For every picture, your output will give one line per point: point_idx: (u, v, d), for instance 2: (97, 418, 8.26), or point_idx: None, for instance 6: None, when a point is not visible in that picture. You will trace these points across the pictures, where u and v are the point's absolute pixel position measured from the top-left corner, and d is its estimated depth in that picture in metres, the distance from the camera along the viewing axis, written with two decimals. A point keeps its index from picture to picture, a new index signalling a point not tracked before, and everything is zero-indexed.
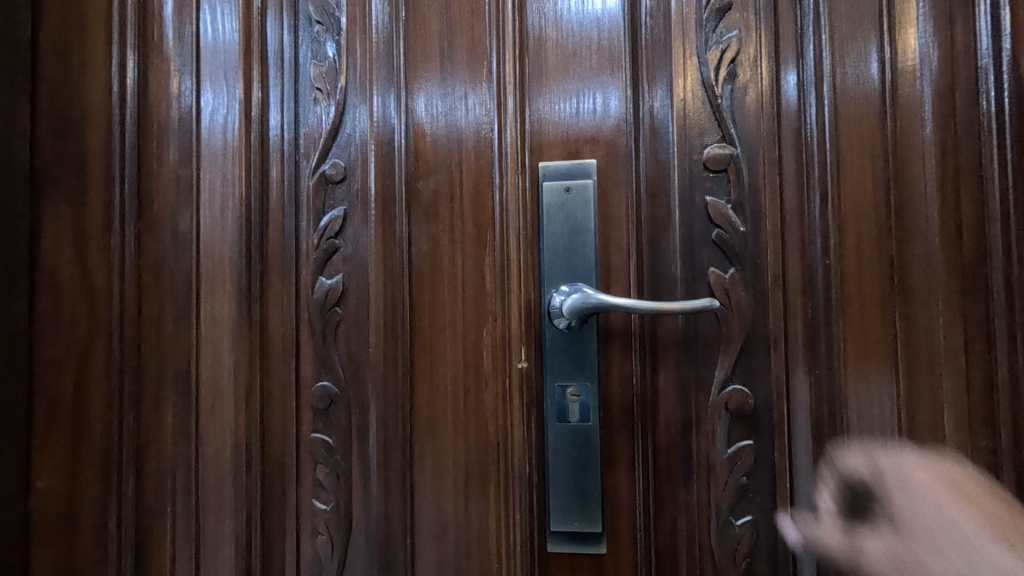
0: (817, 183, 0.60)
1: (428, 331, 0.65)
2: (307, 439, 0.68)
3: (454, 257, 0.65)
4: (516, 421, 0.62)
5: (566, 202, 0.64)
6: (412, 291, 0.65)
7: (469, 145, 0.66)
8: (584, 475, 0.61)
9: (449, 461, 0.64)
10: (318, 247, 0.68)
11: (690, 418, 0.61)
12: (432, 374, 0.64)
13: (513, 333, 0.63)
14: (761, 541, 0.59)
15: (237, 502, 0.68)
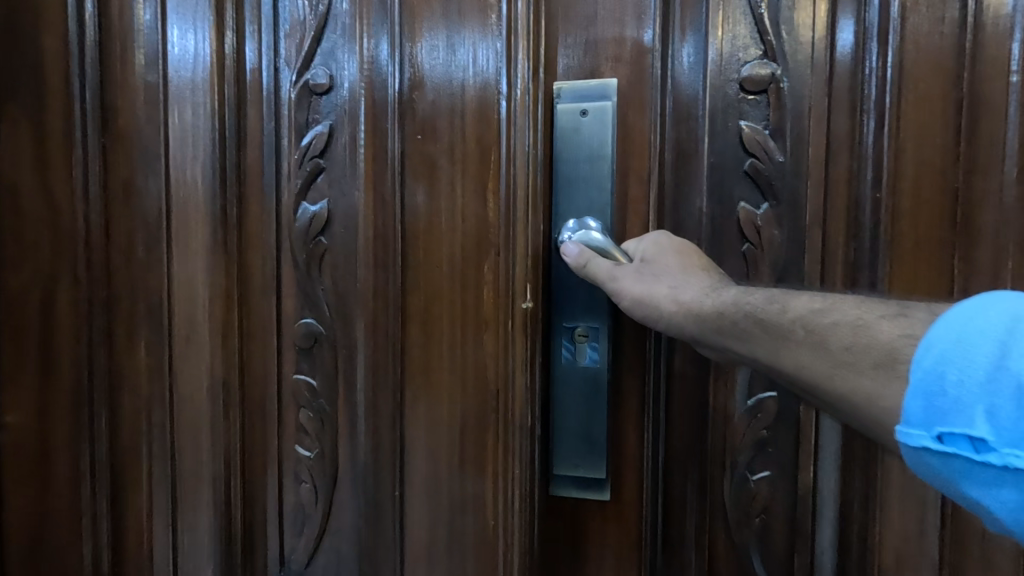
0: (875, 106, 0.52)
1: (423, 266, 0.58)
2: (290, 380, 0.62)
3: (453, 181, 0.56)
4: (517, 369, 0.55)
5: (581, 127, 0.56)
6: (405, 218, 0.58)
7: (472, 92, 0.56)
8: (590, 420, 0.57)
9: (443, 409, 0.58)
10: (301, 168, 0.60)
11: (710, 366, 0.54)
12: (426, 313, 0.58)
13: (516, 271, 0.55)
14: (780, 499, 0.53)
15: (214, 446, 0.63)
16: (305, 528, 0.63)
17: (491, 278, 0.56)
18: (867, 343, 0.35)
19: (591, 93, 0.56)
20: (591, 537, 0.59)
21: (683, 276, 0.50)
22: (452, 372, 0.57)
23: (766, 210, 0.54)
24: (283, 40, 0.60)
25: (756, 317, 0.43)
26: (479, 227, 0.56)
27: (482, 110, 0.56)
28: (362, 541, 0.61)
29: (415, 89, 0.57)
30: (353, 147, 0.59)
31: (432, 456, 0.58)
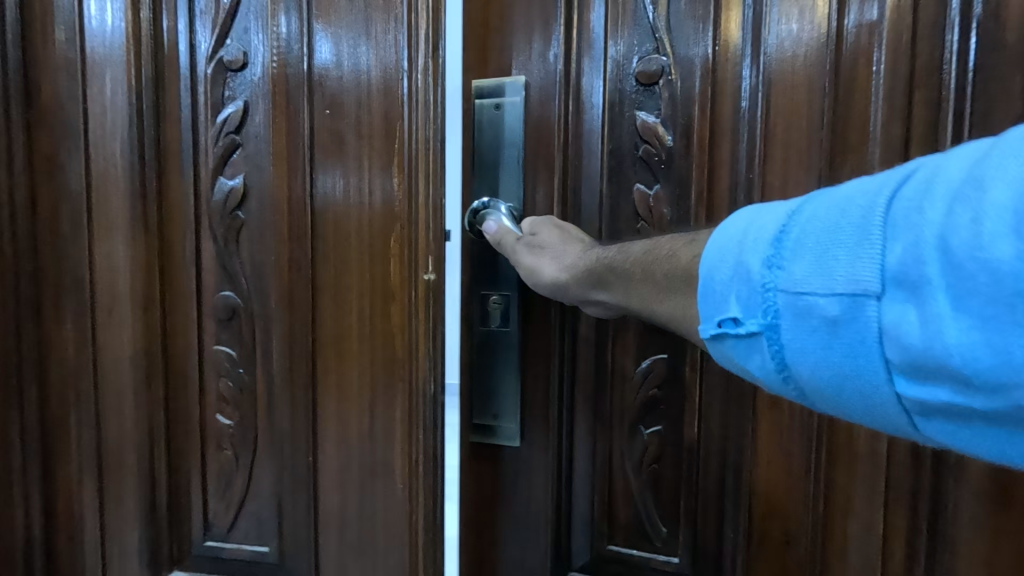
0: (751, 96, 0.56)
1: (335, 239, 0.60)
2: (210, 352, 0.64)
3: (360, 156, 0.58)
4: (421, 337, 0.57)
5: (495, 120, 0.60)
6: (314, 192, 0.60)
7: (377, 79, 0.57)
8: (503, 378, 0.62)
9: (354, 377, 0.60)
10: (216, 143, 0.62)
11: (608, 335, 0.60)
12: (336, 284, 0.60)
13: (421, 243, 0.57)
14: (669, 449, 0.60)
15: (139, 415, 0.65)
16: (229, 494, 0.65)
17: (399, 248, 0.58)
18: (675, 271, 0.46)
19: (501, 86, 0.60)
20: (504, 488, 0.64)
21: (565, 245, 0.56)
22: (365, 341, 0.60)
23: (657, 190, 0.59)
24: (199, 16, 0.61)
25: (618, 270, 0.52)
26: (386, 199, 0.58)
27: (389, 85, 0.57)
28: (281, 505, 0.63)
29: (324, 62, 0.59)
30: (267, 123, 0.61)
31: (347, 422, 0.61)
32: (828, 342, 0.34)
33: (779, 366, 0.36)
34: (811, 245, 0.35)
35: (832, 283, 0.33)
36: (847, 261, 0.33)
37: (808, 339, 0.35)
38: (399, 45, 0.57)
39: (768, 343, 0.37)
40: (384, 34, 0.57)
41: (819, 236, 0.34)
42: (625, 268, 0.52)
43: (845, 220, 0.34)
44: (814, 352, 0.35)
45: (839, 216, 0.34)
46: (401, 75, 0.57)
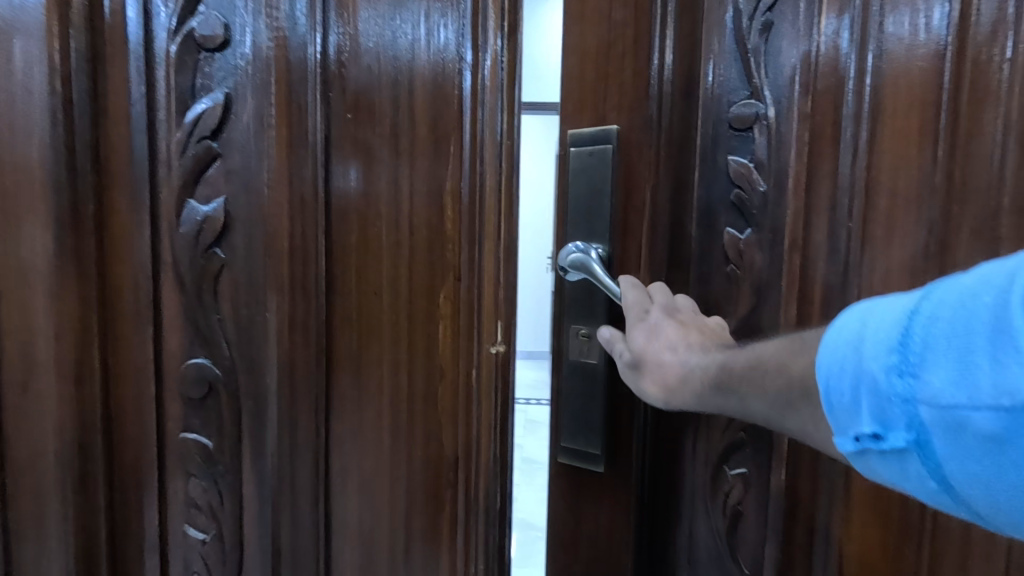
0: (863, 131, 0.40)
1: (355, 292, 0.43)
2: (176, 440, 0.46)
3: (400, 180, 0.42)
4: (482, 432, 0.42)
5: (586, 170, 0.48)
6: (331, 228, 0.43)
7: (425, 69, 0.41)
8: (587, 414, 0.50)
9: (384, 480, 0.44)
10: (185, 151, 0.44)
11: None
12: (360, 355, 0.44)
13: (485, 300, 0.42)
14: (764, 501, 0.45)
15: (65, 532, 0.45)
16: None
17: (451, 304, 0.42)
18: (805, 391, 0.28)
19: (589, 130, 0.48)
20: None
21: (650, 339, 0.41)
22: (398, 429, 0.44)
23: (749, 236, 0.45)
24: None
25: (722, 383, 0.34)
26: (433, 240, 0.42)
27: (445, 83, 0.41)
28: None
29: (343, 47, 0.42)
30: (256, 127, 0.43)
31: (371, 537, 0.45)
32: (999, 466, 0.20)
33: (947, 492, 0.22)
34: (941, 348, 0.21)
35: (979, 394, 0.20)
36: (994, 372, 0.20)
37: (977, 460, 0.20)
38: (456, 27, 0.41)
39: (923, 464, 0.22)
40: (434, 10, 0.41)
41: (953, 333, 0.21)
42: (728, 380, 0.34)
43: (978, 319, 0.20)
44: (994, 477, 0.20)
45: (971, 309, 0.21)
46: (461, 70, 0.41)
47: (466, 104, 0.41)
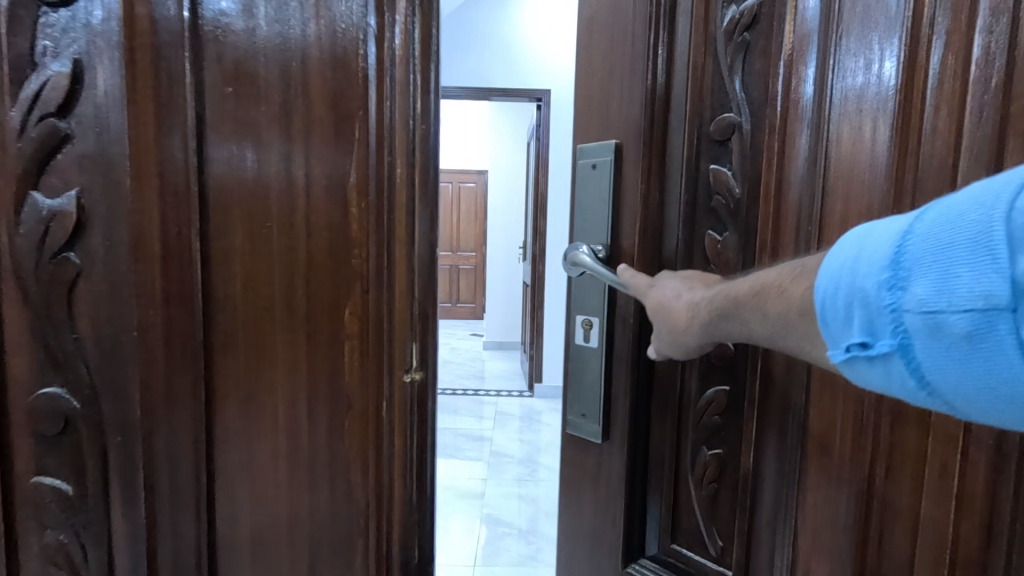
0: (801, 141, 0.36)
1: (246, 303, 0.36)
2: (27, 487, 0.38)
3: (293, 173, 0.35)
4: (398, 468, 0.37)
5: (588, 180, 0.45)
6: (206, 230, 0.36)
7: (322, 37, 0.34)
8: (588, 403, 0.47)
9: (283, 522, 0.38)
10: (22, 126, 0.35)
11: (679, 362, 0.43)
12: (250, 377, 0.37)
13: (395, 322, 0.36)
14: (737, 480, 0.41)
15: None
16: None
17: (355, 324, 0.36)
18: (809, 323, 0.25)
19: (595, 144, 0.45)
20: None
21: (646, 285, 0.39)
22: (295, 472, 0.37)
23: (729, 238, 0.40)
24: None
25: (719, 312, 0.32)
26: (338, 247, 0.35)
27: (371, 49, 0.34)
28: None
29: (222, 17, 0.34)
30: (123, 100, 0.35)
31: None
32: (985, 368, 0.18)
33: (924, 390, 0.20)
34: (927, 259, 0.20)
35: (957, 298, 0.19)
36: (970, 277, 0.18)
37: (956, 367, 0.19)
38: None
39: (907, 368, 0.21)
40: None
41: (943, 241, 0.19)
42: (726, 308, 0.31)
43: (965, 226, 0.19)
44: (969, 379, 0.19)
45: (959, 217, 0.19)
46: (364, 38, 0.34)
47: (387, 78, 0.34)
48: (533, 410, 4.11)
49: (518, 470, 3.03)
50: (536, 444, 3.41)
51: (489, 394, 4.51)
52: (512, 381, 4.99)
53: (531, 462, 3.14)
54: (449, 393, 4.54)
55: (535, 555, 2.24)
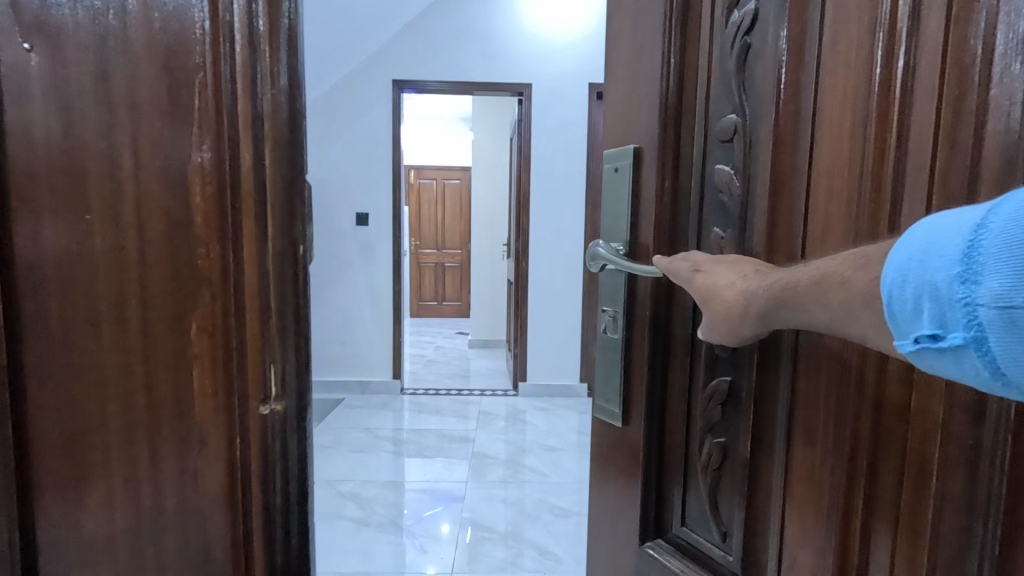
0: None
1: (112, 311, 0.57)
2: None
3: (145, 216, 0.56)
4: (232, 410, 0.60)
5: (614, 177, 0.90)
6: (78, 243, 0.56)
7: (170, 100, 0.56)
8: (612, 350, 0.92)
9: (133, 443, 0.59)
10: None
11: (660, 321, 0.86)
12: (110, 343, 0.57)
13: (240, 316, 0.60)
14: (732, 396, 0.76)
15: None
16: None
17: (202, 326, 0.59)
18: (825, 299, 0.52)
19: (619, 149, 0.90)
20: (624, 470, 0.92)
21: (734, 271, 0.66)
22: (153, 421, 0.59)
23: None
24: None
25: (775, 294, 0.58)
26: (192, 274, 0.58)
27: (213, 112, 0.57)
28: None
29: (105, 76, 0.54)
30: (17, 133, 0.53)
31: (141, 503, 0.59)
32: None
33: (995, 375, 0.39)
34: (1002, 262, 0.38)
35: None
36: None
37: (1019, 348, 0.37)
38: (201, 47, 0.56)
39: (977, 355, 0.40)
40: (166, 25, 0.55)
41: (1010, 247, 0.38)
42: (785, 296, 0.57)
43: None
44: None
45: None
46: (209, 102, 0.57)
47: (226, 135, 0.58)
48: (516, 410, 4.10)
49: (499, 473, 3.01)
50: (519, 445, 3.41)
51: (472, 394, 4.48)
52: (496, 381, 4.97)
53: (513, 463, 3.13)
54: (432, 393, 4.49)
55: (516, 560, 2.23)
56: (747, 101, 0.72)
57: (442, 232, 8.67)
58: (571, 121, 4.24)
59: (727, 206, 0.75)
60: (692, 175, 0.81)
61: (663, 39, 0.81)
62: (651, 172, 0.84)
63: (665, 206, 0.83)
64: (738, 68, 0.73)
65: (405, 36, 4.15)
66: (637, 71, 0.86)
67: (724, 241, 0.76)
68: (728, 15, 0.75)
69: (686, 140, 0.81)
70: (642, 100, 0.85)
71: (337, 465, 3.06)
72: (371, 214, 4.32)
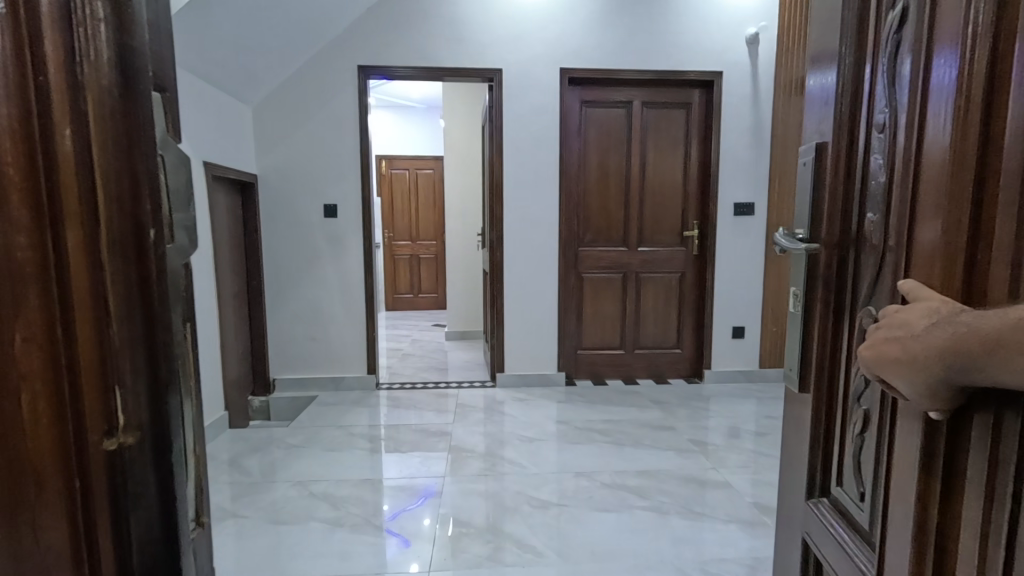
0: None
1: None
2: None
3: None
4: (79, 462, 0.44)
5: (803, 168, 0.98)
6: None
7: None
8: (793, 327, 1.00)
9: None
10: None
11: (843, 304, 0.90)
12: None
13: (83, 338, 0.44)
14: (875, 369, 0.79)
15: None
16: None
17: (34, 345, 0.42)
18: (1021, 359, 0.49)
19: (809, 145, 0.97)
20: (797, 431, 1.03)
21: (892, 323, 0.61)
22: None
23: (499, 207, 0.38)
24: None
25: (963, 363, 0.53)
26: (13, 276, 0.41)
27: (18, 42, 0.40)
28: None
29: None
30: None
31: None
32: None
33: None
34: None
35: None
36: None
37: None
38: None
39: None
40: None
41: None
42: (966, 363, 0.53)
43: None
44: None
45: None
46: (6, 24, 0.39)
47: (38, 76, 0.41)
48: (494, 402, 4.06)
49: (477, 466, 2.97)
50: (497, 437, 3.37)
51: (450, 387, 4.44)
52: (473, 372, 4.92)
53: (492, 456, 3.09)
54: (408, 387, 4.42)
55: (495, 555, 2.19)
56: (892, 93, 0.74)
57: (414, 222, 8.55)
58: (542, 107, 4.17)
59: (877, 195, 0.80)
60: (859, 167, 0.85)
61: (840, 50, 0.89)
62: (828, 168, 0.91)
63: (838, 202, 0.89)
64: (891, 62, 0.74)
65: (368, 20, 4.00)
66: (826, 75, 0.93)
67: (875, 223, 0.80)
68: (887, 9, 0.78)
69: (859, 137, 0.85)
70: (829, 102, 0.92)
71: (308, 465, 2.97)
72: (339, 206, 4.19)
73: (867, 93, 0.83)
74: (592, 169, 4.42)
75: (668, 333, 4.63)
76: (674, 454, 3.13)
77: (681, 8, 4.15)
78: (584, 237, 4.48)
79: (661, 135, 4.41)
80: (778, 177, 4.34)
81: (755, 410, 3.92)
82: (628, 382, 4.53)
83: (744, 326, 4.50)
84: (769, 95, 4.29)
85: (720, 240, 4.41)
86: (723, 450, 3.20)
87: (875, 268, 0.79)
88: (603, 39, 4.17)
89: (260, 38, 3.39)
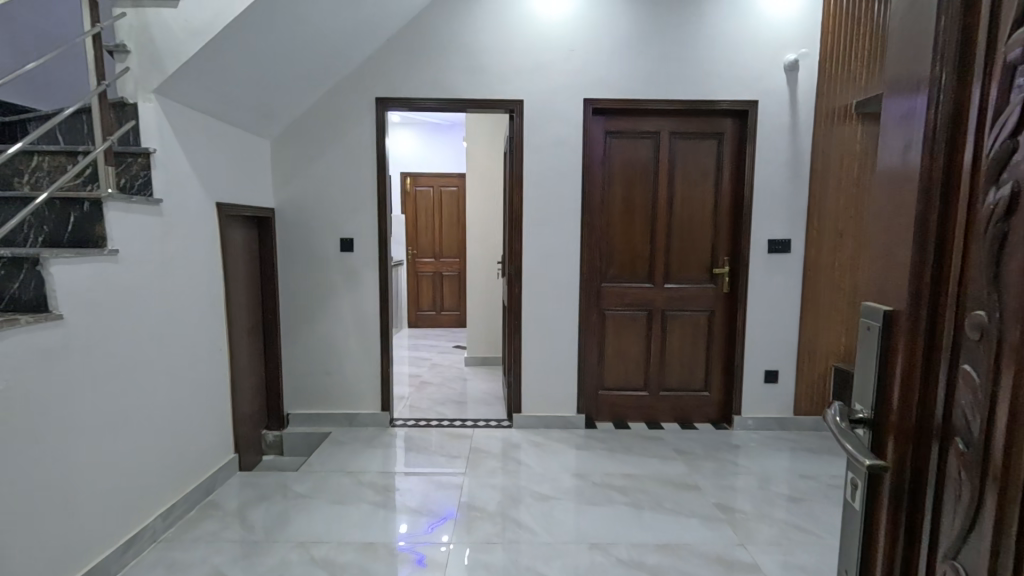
0: None
1: None
2: None
3: None
4: None
5: (865, 332, 0.80)
6: None
7: None
8: (850, 522, 0.84)
9: None
10: None
11: (911, 527, 0.72)
12: None
13: None
14: None
15: None
16: None
17: None
18: None
19: (872, 304, 0.78)
20: None
21: None
22: None
23: None
24: None
25: None
26: None
27: None
28: None
29: None
30: None
31: None
32: None
33: None
34: None
35: None
36: None
37: None
38: None
39: None
40: None
41: None
42: None
43: None
44: None
45: None
46: None
47: None
48: (510, 446, 3.90)
49: (487, 531, 2.82)
50: (511, 492, 3.21)
51: (466, 426, 4.31)
52: (491, 407, 4.78)
53: (504, 518, 2.94)
54: (423, 425, 4.31)
55: None
56: (999, 300, 0.58)
57: (438, 239, 8.46)
58: (563, 140, 4.01)
59: (970, 415, 0.62)
60: (940, 364, 0.67)
61: (916, 184, 0.69)
62: (900, 349, 0.72)
63: (911, 392, 0.71)
64: (994, 256, 0.59)
65: (387, 52, 3.93)
66: (908, 135, 0.71)
67: (966, 456, 0.63)
68: (991, 180, 0.59)
69: (939, 320, 0.67)
70: (898, 252, 0.73)
71: (313, 521, 2.88)
72: (356, 240, 4.11)
73: (956, 263, 0.65)
74: (616, 202, 4.22)
75: (696, 374, 4.38)
76: (699, 523, 2.90)
77: (713, 33, 3.92)
78: (607, 273, 4.28)
79: (691, 167, 4.18)
80: (817, 212, 4.04)
81: (788, 466, 3.64)
82: (652, 427, 4.31)
83: (778, 369, 4.22)
84: (807, 125, 4.01)
85: (753, 279, 4.13)
86: (751, 520, 2.95)
87: (969, 514, 0.62)
88: (629, 68, 3.97)
89: (276, 77, 3.34)
